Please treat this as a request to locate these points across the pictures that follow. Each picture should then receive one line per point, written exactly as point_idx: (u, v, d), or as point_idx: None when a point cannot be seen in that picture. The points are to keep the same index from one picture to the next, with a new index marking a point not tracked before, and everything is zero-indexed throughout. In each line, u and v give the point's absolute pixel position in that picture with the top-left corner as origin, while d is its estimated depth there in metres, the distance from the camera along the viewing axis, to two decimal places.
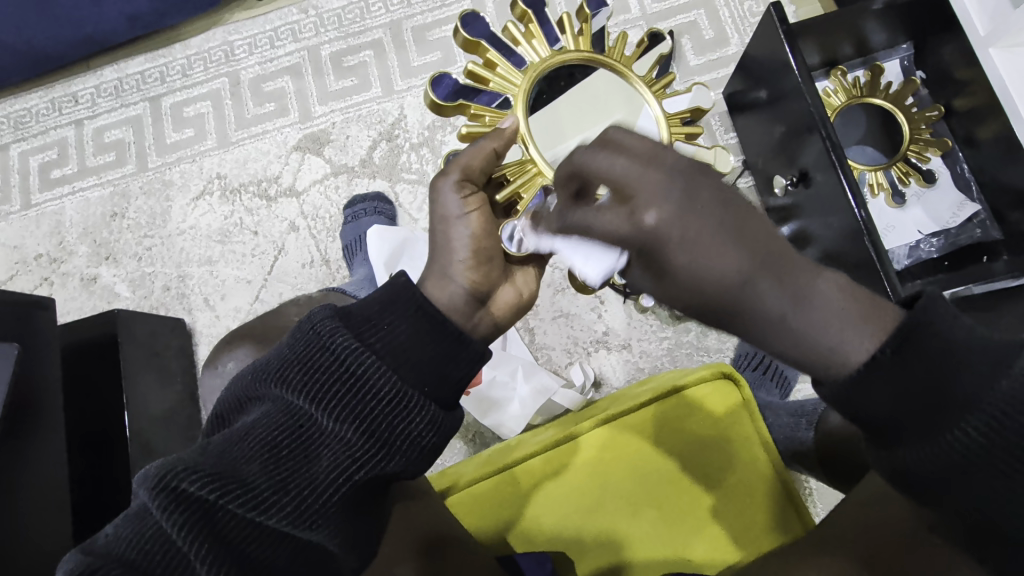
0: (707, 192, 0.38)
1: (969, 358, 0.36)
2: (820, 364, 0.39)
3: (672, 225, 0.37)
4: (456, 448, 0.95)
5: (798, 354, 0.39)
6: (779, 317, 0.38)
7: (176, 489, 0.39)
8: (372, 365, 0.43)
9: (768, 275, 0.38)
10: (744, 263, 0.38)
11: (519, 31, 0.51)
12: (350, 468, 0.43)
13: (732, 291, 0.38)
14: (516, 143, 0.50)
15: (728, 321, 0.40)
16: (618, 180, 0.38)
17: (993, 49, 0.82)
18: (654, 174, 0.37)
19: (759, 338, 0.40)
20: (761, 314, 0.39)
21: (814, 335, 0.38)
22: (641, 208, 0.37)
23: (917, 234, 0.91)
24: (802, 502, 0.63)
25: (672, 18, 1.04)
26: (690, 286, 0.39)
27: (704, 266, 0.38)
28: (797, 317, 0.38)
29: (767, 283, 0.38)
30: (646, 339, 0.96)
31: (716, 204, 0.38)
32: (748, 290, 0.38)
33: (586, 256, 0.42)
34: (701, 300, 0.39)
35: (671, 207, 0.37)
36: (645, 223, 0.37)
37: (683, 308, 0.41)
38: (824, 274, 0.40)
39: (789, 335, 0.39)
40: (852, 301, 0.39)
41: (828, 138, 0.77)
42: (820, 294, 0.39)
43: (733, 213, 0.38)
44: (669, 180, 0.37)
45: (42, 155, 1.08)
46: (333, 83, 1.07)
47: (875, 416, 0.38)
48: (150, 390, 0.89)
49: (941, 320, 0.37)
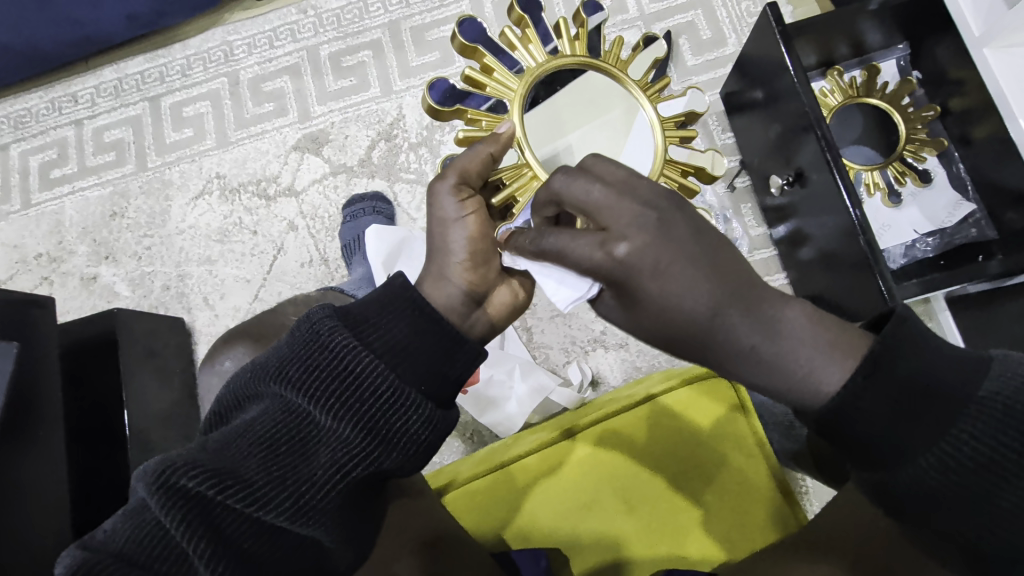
0: (679, 230, 0.39)
1: (946, 370, 0.37)
2: (801, 381, 0.38)
3: (642, 255, 0.39)
4: (455, 447, 0.95)
5: (777, 386, 0.39)
6: (749, 347, 0.39)
7: (175, 484, 0.39)
8: (370, 364, 0.43)
9: (737, 305, 0.39)
10: (714, 294, 0.39)
11: (515, 36, 0.51)
12: (348, 465, 0.43)
13: (702, 324, 0.39)
14: (511, 147, 0.50)
15: (700, 350, 0.41)
16: (592, 208, 0.41)
17: (988, 49, 0.81)
18: (626, 208, 0.40)
19: (728, 368, 0.41)
20: (731, 345, 0.39)
21: (788, 360, 0.38)
22: (614, 238, 0.40)
23: (912, 234, 0.92)
24: (796, 502, 0.64)
25: (670, 19, 1.05)
26: (660, 316, 0.40)
27: (671, 297, 0.39)
28: (769, 347, 0.39)
29: (737, 314, 0.39)
30: (644, 339, 0.97)
31: (686, 238, 0.39)
32: (717, 322, 0.39)
33: (557, 283, 0.44)
34: (670, 329, 0.40)
35: (643, 238, 0.39)
36: (617, 254, 0.40)
37: (655, 339, 0.42)
38: (792, 302, 0.40)
39: (760, 366, 0.39)
40: (822, 330, 0.39)
41: (824, 138, 0.77)
42: (788, 323, 0.39)
43: (704, 247, 0.40)
44: (643, 213, 0.39)
45: (42, 155, 1.09)
46: (332, 83, 1.07)
47: (862, 432, 0.37)
48: (150, 389, 0.89)
49: (915, 333, 0.37)
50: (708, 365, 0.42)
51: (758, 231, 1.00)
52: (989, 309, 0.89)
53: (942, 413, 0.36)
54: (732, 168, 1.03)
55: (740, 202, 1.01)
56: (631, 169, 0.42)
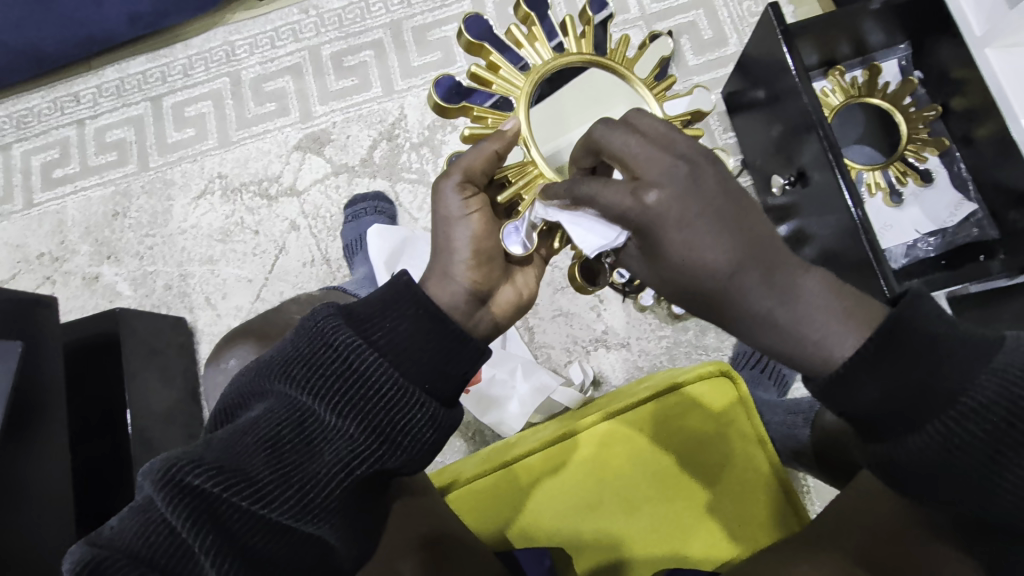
0: (710, 183, 0.41)
1: (952, 355, 0.37)
2: (812, 347, 0.40)
3: (671, 205, 0.40)
4: (456, 446, 0.96)
5: (782, 346, 0.41)
6: (766, 310, 0.40)
7: (181, 481, 0.39)
8: (374, 363, 0.44)
9: (757, 266, 0.40)
10: (736, 252, 0.40)
11: (521, 33, 0.51)
12: (352, 463, 0.43)
13: (720, 281, 0.41)
14: (517, 145, 0.50)
15: (714, 308, 0.42)
16: (630, 157, 0.41)
17: (989, 49, 0.81)
18: (662, 158, 0.40)
19: (741, 330, 0.42)
20: (745, 305, 0.41)
21: (801, 326, 0.40)
22: (645, 187, 0.40)
23: (915, 234, 0.92)
24: (797, 499, 0.64)
25: (672, 18, 1.05)
26: (679, 269, 0.42)
27: (695, 249, 0.40)
28: (784, 312, 0.40)
29: (754, 276, 0.40)
30: (646, 338, 0.97)
31: (717, 192, 0.41)
32: (734, 281, 0.41)
33: (585, 231, 0.45)
34: (689, 286, 0.42)
35: (674, 189, 0.40)
36: (646, 201, 0.40)
37: (672, 292, 0.44)
38: (813, 270, 0.41)
39: (773, 330, 0.41)
40: (839, 298, 0.40)
41: (827, 138, 0.77)
42: (807, 291, 0.40)
43: (736, 204, 0.41)
44: (676, 164, 0.40)
45: (44, 155, 1.09)
46: (334, 83, 1.07)
47: (866, 413, 0.38)
48: (151, 389, 0.89)
49: (926, 312, 0.37)
50: (722, 327, 0.44)
51: None
52: (991, 308, 0.89)
53: (946, 398, 0.36)
54: (733, 168, 1.03)
55: None
56: (672, 126, 0.42)
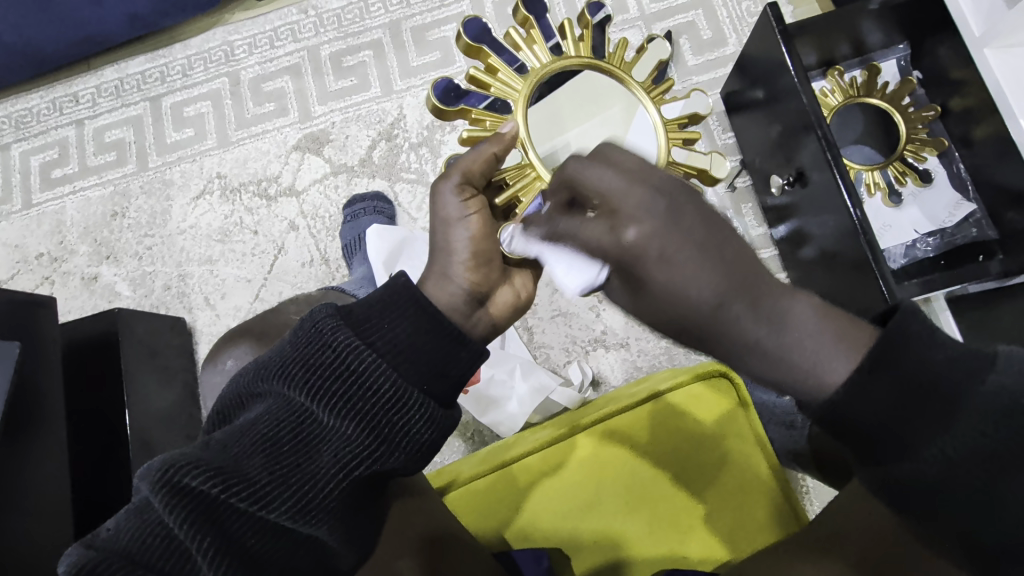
0: (687, 216, 0.40)
1: (947, 365, 0.36)
2: (806, 373, 0.39)
3: (650, 241, 0.40)
4: (456, 446, 0.96)
5: (777, 374, 0.40)
6: (754, 340, 0.40)
7: (179, 483, 0.39)
8: (373, 364, 0.44)
9: (740, 297, 0.40)
10: (720, 285, 0.40)
11: (520, 36, 0.51)
12: (350, 465, 0.43)
13: (706, 313, 0.40)
14: (515, 147, 0.50)
15: (706, 341, 0.42)
16: (606, 192, 0.41)
17: (988, 49, 0.81)
18: (637, 192, 0.40)
19: (734, 360, 0.42)
20: (731, 338, 0.40)
21: (791, 352, 0.39)
22: (623, 223, 0.40)
23: (913, 234, 0.92)
24: (796, 500, 0.64)
25: (671, 19, 1.05)
26: (666, 302, 0.41)
27: (679, 283, 0.40)
28: (771, 340, 0.40)
29: (739, 306, 0.40)
30: (645, 339, 0.97)
31: (696, 225, 0.40)
32: (722, 313, 0.40)
33: (568, 265, 0.44)
34: (676, 318, 0.41)
35: (651, 223, 0.40)
36: (624, 237, 0.40)
37: (662, 327, 0.43)
38: (798, 296, 0.41)
39: (762, 359, 0.40)
40: (829, 325, 0.40)
41: (825, 138, 0.77)
42: (794, 316, 0.40)
43: (715, 235, 0.41)
44: (652, 199, 0.40)
45: (43, 155, 1.09)
46: (332, 83, 1.07)
47: (863, 425, 0.38)
48: (150, 389, 0.89)
49: (918, 328, 0.37)
50: (716, 359, 0.43)
51: (758, 231, 1.00)
52: (990, 309, 0.89)
53: (942, 407, 0.36)
54: (732, 168, 1.03)
55: (741, 202, 1.01)
56: (646, 161, 0.43)
